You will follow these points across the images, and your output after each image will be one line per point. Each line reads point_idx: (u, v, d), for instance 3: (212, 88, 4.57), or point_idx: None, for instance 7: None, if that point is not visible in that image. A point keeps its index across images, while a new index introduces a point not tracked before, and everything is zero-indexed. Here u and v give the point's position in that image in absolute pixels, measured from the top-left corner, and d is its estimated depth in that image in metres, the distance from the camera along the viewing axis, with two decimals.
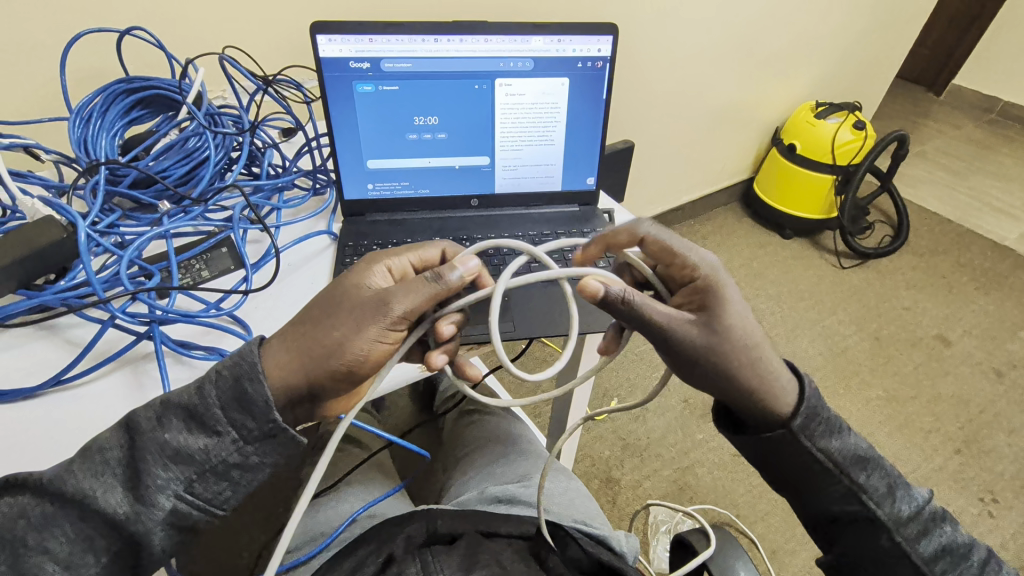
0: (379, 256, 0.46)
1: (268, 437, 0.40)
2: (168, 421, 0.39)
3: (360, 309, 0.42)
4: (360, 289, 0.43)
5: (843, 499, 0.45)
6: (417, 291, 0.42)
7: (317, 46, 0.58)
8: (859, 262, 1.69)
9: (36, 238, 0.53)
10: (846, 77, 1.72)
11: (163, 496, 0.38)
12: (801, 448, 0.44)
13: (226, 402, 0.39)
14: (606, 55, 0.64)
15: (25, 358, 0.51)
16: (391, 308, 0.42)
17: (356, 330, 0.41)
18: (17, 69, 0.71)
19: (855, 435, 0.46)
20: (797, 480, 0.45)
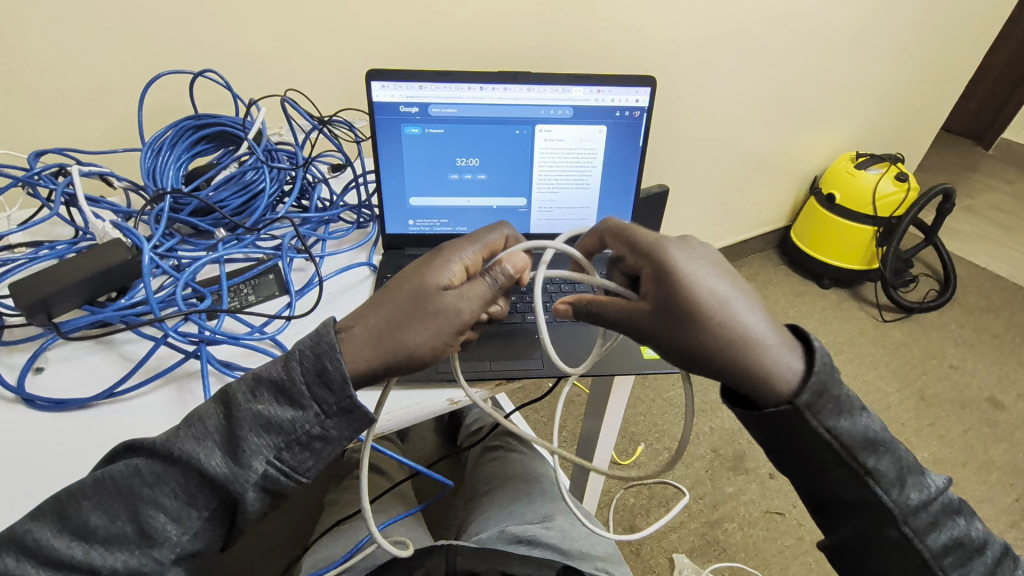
0: (452, 253, 0.44)
1: (349, 412, 0.41)
2: (259, 393, 0.40)
3: (438, 313, 0.43)
4: (437, 290, 0.43)
5: (848, 483, 0.42)
6: (481, 295, 0.44)
7: (371, 92, 0.62)
8: (903, 315, 1.63)
9: (103, 259, 0.58)
10: (887, 129, 1.71)
11: (256, 461, 0.40)
12: (803, 429, 0.41)
13: (310, 379, 0.40)
14: (644, 106, 0.66)
15: (82, 369, 0.55)
16: (467, 315, 0.44)
17: (434, 335, 0.43)
18: (102, 105, 0.78)
19: (869, 416, 0.42)
20: (803, 459, 0.42)
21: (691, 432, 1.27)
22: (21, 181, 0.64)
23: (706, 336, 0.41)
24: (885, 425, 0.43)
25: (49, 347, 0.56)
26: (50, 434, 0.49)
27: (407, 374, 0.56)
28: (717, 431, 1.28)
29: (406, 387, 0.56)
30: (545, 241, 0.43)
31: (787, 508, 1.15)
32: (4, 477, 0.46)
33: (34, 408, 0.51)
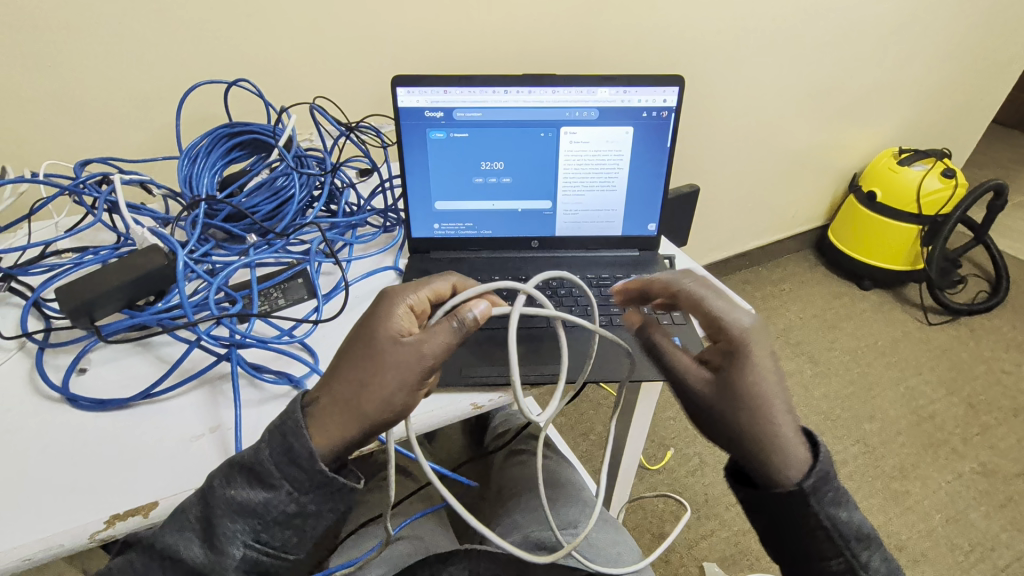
0: (396, 299, 0.46)
1: (324, 488, 0.42)
2: (233, 478, 0.42)
3: (397, 363, 0.42)
4: (387, 343, 0.43)
5: (838, 573, 0.45)
6: (440, 339, 0.43)
7: (397, 98, 0.63)
8: (950, 318, 1.55)
9: (141, 264, 0.60)
10: (933, 122, 1.63)
11: (232, 546, 0.42)
12: (803, 519, 0.44)
13: (277, 459, 0.41)
14: (671, 105, 0.64)
15: (122, 371, 0.57)
16: (429, 358, 0.43)
17: (400, 387, 0.42)
18: (142, 115, 0.81)
19: (862, 512, 0.46)
20: (800, 542, 0.45)
21: None
22: (67, 190, 0.67)
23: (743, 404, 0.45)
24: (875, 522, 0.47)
25: (91, 349, 0.58)
26: (90, 433, 0.51)
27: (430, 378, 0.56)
28: None
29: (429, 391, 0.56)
30: (516, 284, 0.41)
31: None
32: (45, 476, 0.48)
33: (76, 408, 0.53)
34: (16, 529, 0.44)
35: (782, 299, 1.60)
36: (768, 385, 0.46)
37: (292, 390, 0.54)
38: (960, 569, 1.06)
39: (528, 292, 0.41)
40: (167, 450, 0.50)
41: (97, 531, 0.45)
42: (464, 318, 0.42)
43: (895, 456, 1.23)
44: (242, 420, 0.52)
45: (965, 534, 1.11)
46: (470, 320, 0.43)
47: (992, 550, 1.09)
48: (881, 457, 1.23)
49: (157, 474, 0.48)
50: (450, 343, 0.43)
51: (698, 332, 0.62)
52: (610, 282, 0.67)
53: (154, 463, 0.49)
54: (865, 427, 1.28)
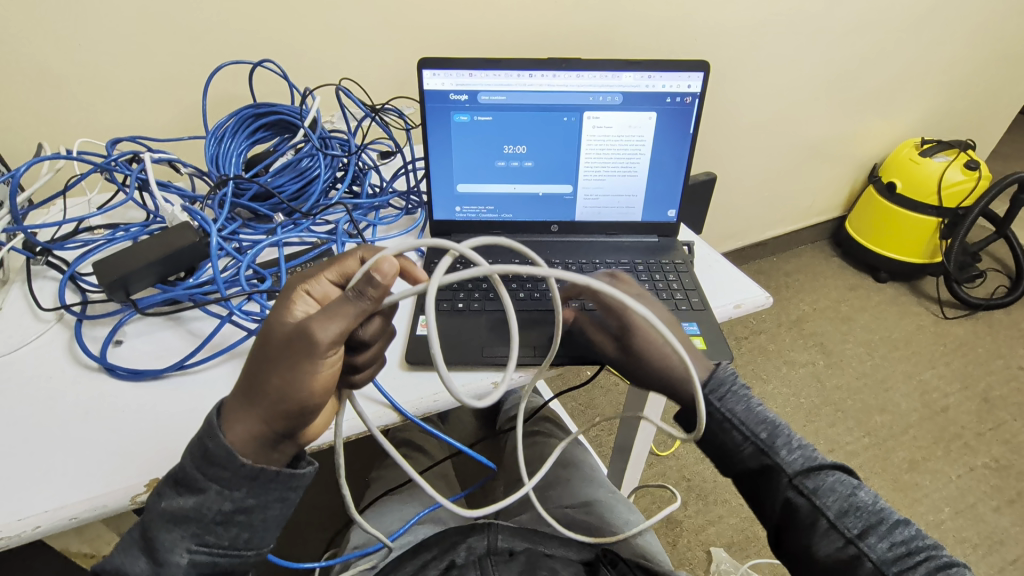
0: (296, 283, 0.43)
1: (257, 482, 0.42)
2: (164, 491, 0.43)
3: (287, 350, 0.40)
4: (280, 331, 0.41)
5: (751, 456, 0.50)
6: (334, 317, 0.39)
7: (423, 80, 0.63)
8: (967, 312, 1.54)
9: (175, 241, 0.61)
10: (959, 113, 1.61)
11: (176, 553, 0.42)
12: (709, 415, 0.52)
13: (198, 463, 0.42)
14: (696, 91, 0.64)
15: (155, 344, 0.59)
16: (317, 340, 0.39)
17: (295, 373, 0.40)
18: (171, 95, 0.83)
19: (764, 406, 0.52)
20: (717, 440, 0.52)
21: None
22: (100, 168, 0.69)
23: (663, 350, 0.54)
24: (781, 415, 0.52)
25: (127, 321, 0.61)
26: (125, 402, 0.53)
27: (452, 357, 0.57)
28: None
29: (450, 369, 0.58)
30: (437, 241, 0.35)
31: None
32: (84, 441, 0.50)
33: (114, 377, 0.55)
34: (62, 490, 0.47)
35: (796, 290, 1.60)
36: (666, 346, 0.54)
37: None
38: (967, 561, 1.06)
39: (461, 255, 0.34)
40: (201, 419, 0.52)
41: (138, 493, 0.47)
42: (358, 286, 0.38)
43: (905, 448, 1.23)
44: None
45: (974, 527, 1.11)
46: (371, 286, 0.38)
47: (1001, 543, 1.10)
48: (891, 449, 1.23)
49: None
50: (346, 318, 0.39)
51: (715, 318, 0.63)
52: (629, 267, 0.68)
53: (188, 431, 0.51)
54: (876, 419, 1.29)
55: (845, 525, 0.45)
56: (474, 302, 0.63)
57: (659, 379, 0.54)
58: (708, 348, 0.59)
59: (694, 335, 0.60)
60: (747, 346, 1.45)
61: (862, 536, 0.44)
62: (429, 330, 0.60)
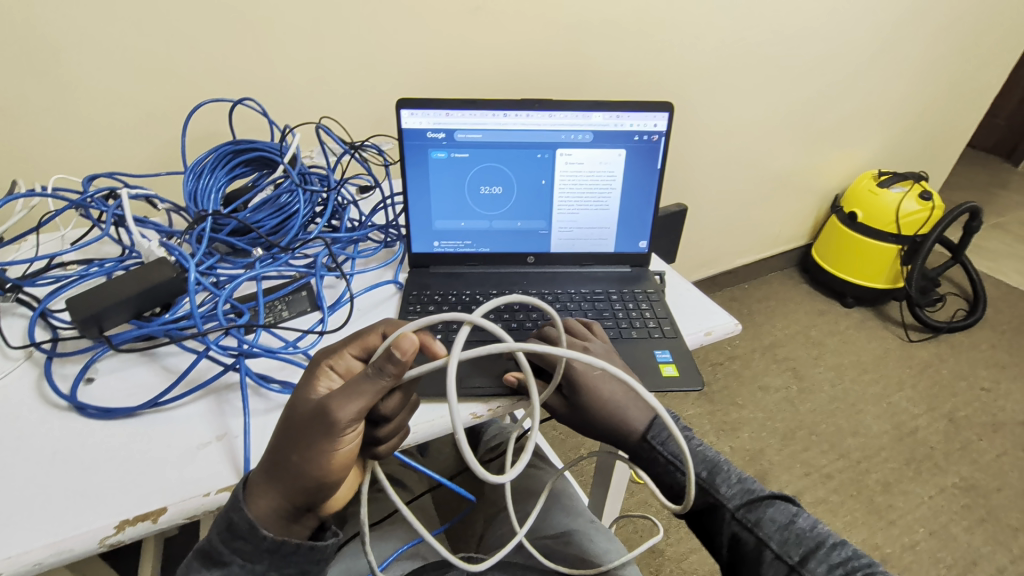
0: (321, 358, 0.45)
1: (279, 557, 0.45)
2: (190, 567, 0.46)
3: (307, 428, 0.42)
4: (302, 408, 0.43)
5: (698, 495, 0.53)
6: (353, 395, 0.41)
7: (401, 119, 0.66)
8: (930, 335, 1.60)
9: (151, 276, 0.61)
10: (911, 147, 1.71)
11: None
12: (654, 460, 0.53)
13: (225, 537, 0.45)
14: (662, 130, 0.68)
15: (128, 380, 0.58)
16: (336, 418, 0.40)
17: (314, 450, 0.42)
18: (149, 132, 0.83)
19: (706, 447, 0.55)
20: (666, 482, 0.54)
21: None
22: (76, 204, 0.69)
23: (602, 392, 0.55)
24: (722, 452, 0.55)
25: (99, 358, 0.60)
26: (97, 441, 0.52)
27: (432, 388, 0.58)
28: (737, 450, 1.29)
29: (430, 401, 0.58)
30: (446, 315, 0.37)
31: None
32: (52, 482, 0.49)
33: (84, 416, 0.54)
34: (25, 534, 0.45)
35: (767, 316, 1.65)
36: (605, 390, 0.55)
37: None
38: None
39: (474, 324, 0.37)
40: (175, 457, 0.51)
41: (107, 535, 0.46)
42: (378, 363, 0.40)
43: (878, 471, 1.26)
44: (250, 429, 0.53)
45: (948, 547, 1.13)
46: (390, 363, 0.40)
47: (974, 563, 1.11)
48: (864, 471, 1.26)
49: (165, 481, 0.49)
50: (364, 396, 0.41)
51: (687, 345, 0.65)
52: (603, 296, 0.70)
53: (161, 470, 0.50)
54: (849, 442, 1.32)
55: (788, 554, 0.47)
56: (453, 334, 0.65)
57: (602, 428, 0.55)
58: (680, 375, 0.60)
59: (666, 362, 0.62)
60: (722, 372, 1.48)
61: (804, 561, 0.46)
62: None
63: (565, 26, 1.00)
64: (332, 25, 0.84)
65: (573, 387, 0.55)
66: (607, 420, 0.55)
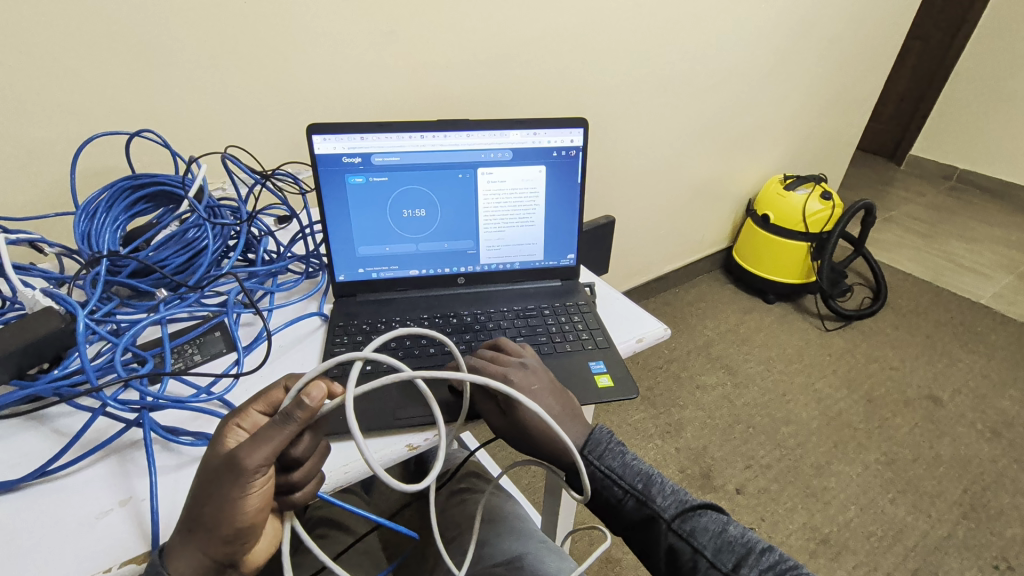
0: (227, 416, 0.43)
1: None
2: None
3: (214, 484, 0.39)
4: (208, 466, 0.40)
5: (634, 509, 0.53)
6: (260, 444, 0.38)
7: (314, 146, 0.63)
8: (843, 323, 1.73)
9: (34, 329, 0.55)
10: (811, 152, 1.86)
11: None
12: (592, 475, 0.54)
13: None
14: (578, 145, 0.69)
15: (11, 449, 0.51)
16: (245, 468, 0.38)
17: (223, 504, 0.39)
18: (32, 170, 0.76)
19: (637, 460, 0.56)
20: (602, 498, 0.54)
21: (658, 454, 1.31)
22: None
23: (546, 403, 0.55)
24: (653, 464, 0.56)
25: None
26: None
27: (368, 423, 0.54)
28: (682, 450, 1.32)
29: (371, 436, 0.55)
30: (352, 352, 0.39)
31: (758, 521, 1.18)
32: None
33: None
34: None
35: (699, 318, 1.72)
36: (548, 403, 0.55)
37: None
38: (876, 554, 1.14)
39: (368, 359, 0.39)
40: (68, 532, 0.45)
41: None
42: (285, 408, 0.38)
43: (810, 455, 1.33)
44: (159, 489, 0.48)
45: (878, 520, 1.21)
46: (298, 406, 0.38)
47: (902, 532, 1.19)
48: (799, 457, 1.33)
49: (57, 560, 0.43)
50: (272, 442, 0.38)
51: (620, 354, 0.66)
52: (535, 312, 0.70)
53: (50, 548, 0.44)
54: (783, 431, 1.38)
55: (721, 561, 0.49)
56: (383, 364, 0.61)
57: (542, 445, 0.54)
58: (615, 385, 0.61)
59: (601, 373, 0.62)
60: (662, 375, 1.52)
61: (736, 568, 0.48)
62: None
63: (481, 48, 1.01)
64: (236, 51, 0.81)
65: (510, 401, 0.53)
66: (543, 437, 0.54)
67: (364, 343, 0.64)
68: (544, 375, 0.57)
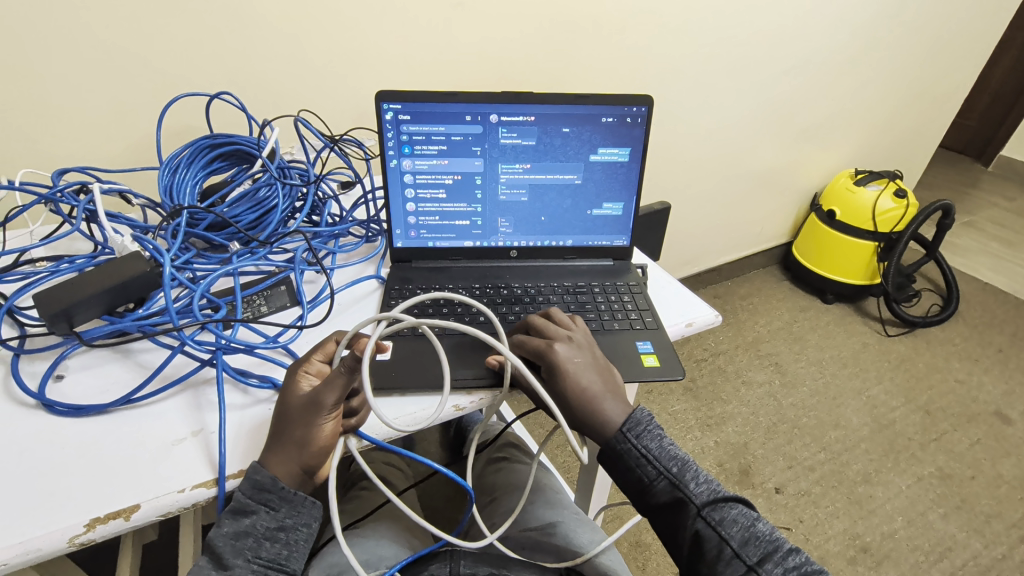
0: (295, 366, 0.51)
1: (295, 504, 0.48)
2: (222, 519, 0.47)
3: (302, 415, 0.48)
4: (292, 403, 0.48)
5: (666, 492, 0.52)
6: (334, 385, 0.47)
7: (382, 113, 0.65)
8: (907, 330, 1.64)
9: (123, 270, 0.60)
10: (888, 146, 1.75)
11: (240, 561, 0.46)
12: (627, 453, 0.53)
13: (249, 491, 0.47)
14: (641, 124, 0.68)
15: (101, 377, 0.57)
16: (324, 404, 0.47)
17: (310, 429, 0.47)
18: (124, 126, 0.82)
19: (674, 445, 0.55)
20: (633, 477, 0.53)
21: (696, 446, 1.29)
22: (44, 199, 0.66)
23: (583, 379, 0.55)
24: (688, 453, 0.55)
25: (70, 355, 0.58)
26: (67, 438, 0.51)
27: (415, 383, 0.56)
28: (722, 445, 1.30)
29: (417, 394, 0.56)
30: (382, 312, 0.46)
31: (795, 522, 1.16)
32: (21, 478, 0.47)
33: (53, 414, 0.53)
34: None
35: (749, 313, 1.67)
36: (586, 380, 0.55)
37: (277, 394, 0.55)
38: (920, 568, 1.10)
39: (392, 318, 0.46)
40: (148, 454, 0.50)
41: (77, 534, 0.44)
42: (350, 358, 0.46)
43: (857, 462, 1.28)
44: (227, 424, 0.52)
45: (925, 534, 1.15)
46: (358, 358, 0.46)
47: (951, 549, 1.13)
48: (845, 463, 1.28)
49: (137, 478, 0.48)
50: (343, 382, 0.47)
51: (669, 336, 0.65)
52: (585, 289, 0.71)
53: (132, 468, 0.49)
54: (831, 435, 1.34)
55: (746, 554, 0.48)
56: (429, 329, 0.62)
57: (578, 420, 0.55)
58: (661, 365, 0.61)
59: (648, 353, 0.62)
60: (707, 368, 1.49)
61: (761, 563, 0.47)
62: (390, 356, 0.59)
63: (547, 22, 1.00)
64: (312, 19, 0.84)
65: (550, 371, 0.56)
66: (579, 408, 0.55)
67: (417, 308, 0.66)
68: (588, 350, 0.58)
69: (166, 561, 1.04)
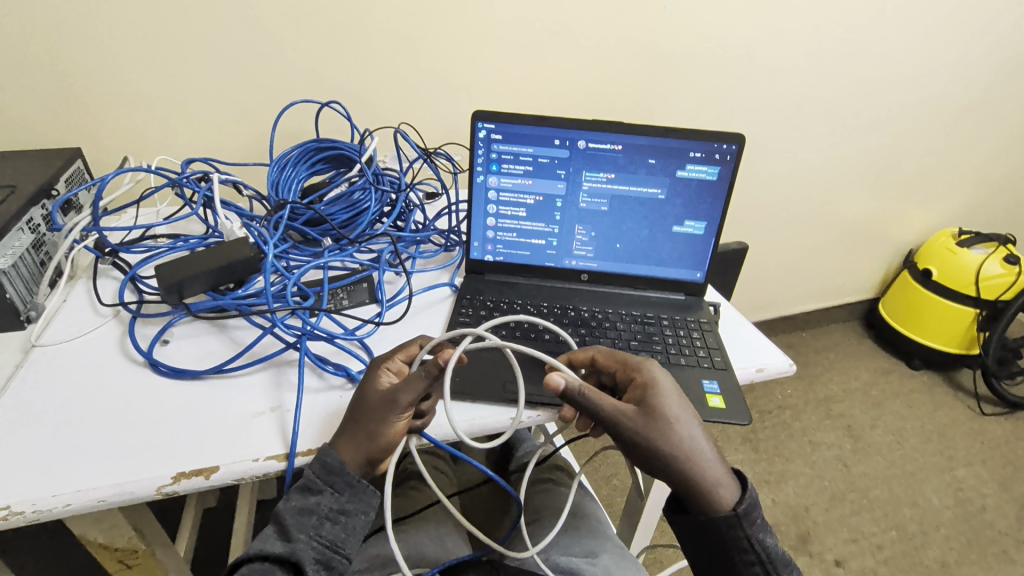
0: (377, 362, 0.54)
1: (355, 490, 0.51)
2: (290, 494, 0.50)
3: (378, 409, 0.50)
4: (371, 395, 0.51)
5: None
6: (412, 386, 0.50)
7: (476, 131, 0.68)
8: (1005, 410, 1.48)
9: (232, 253, 0.66)
10: (1001, 207, 1.60)
11: (302, 535, 0.49)
12: (737, 543, 0.51)
13: (318, 472, 0.50)
14: (729, 162, 0.67)
15: (199, 346, 0.63)
16: (399, 402, 0.50)
17: (383, 422, 0.50)
18: (246, 125, 0.91)
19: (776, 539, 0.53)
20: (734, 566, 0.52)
21: None
22: (173, 183, 0.75)
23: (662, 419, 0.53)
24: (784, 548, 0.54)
25: (176, 323, 0.65)
26: (165, 397, 0.56)
27: (477, 392, 0.58)
28: (780, 504, 1.22)
29: (477, 403, 0.58)
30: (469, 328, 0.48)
31: None
32: (125, 425, 0.53)
33: (156, 374, 0.59)
34: (99, 472, 0.49)
35: (823, 368, 1.57)
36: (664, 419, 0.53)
37: (349, 383, 0.58)
38: None
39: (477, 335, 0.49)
40: (232, 421, 0.54)
41: (165, 484, 0.49)
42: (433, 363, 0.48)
43: (934, 547, 1.16)
44: (302, 405, 0.56)
45: None
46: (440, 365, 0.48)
47: None
48: (919, 546, 1.17)
49: (220, 442, 0.52)
50: (421, 385, 0.50)
51: (736, 379, 0.64)
52: (653, 321, 0.70)
53: (217, 432, 0.53)
54: (905, 512, 1.22)
55: None
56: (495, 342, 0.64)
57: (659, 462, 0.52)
58: (726, 408, 0.59)
59: (713, 394, 0.61)
60: (771, 420, 1.41)
61: None
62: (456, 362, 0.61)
63: (640, 56, 1.01)
64: (421, 41, 0.90)
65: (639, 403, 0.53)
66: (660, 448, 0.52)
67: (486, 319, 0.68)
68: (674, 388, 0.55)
69: (222, 527, 1.10)
